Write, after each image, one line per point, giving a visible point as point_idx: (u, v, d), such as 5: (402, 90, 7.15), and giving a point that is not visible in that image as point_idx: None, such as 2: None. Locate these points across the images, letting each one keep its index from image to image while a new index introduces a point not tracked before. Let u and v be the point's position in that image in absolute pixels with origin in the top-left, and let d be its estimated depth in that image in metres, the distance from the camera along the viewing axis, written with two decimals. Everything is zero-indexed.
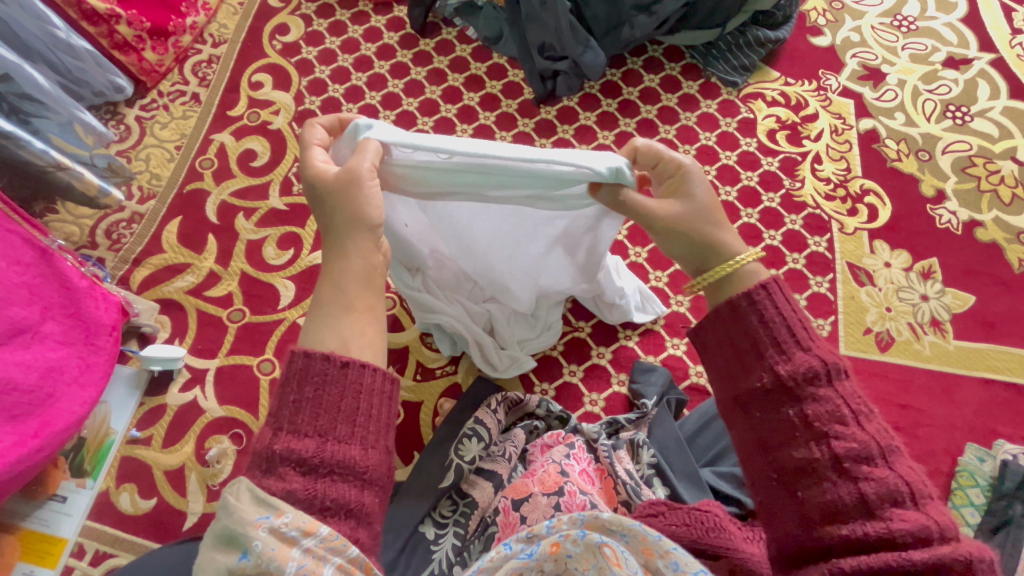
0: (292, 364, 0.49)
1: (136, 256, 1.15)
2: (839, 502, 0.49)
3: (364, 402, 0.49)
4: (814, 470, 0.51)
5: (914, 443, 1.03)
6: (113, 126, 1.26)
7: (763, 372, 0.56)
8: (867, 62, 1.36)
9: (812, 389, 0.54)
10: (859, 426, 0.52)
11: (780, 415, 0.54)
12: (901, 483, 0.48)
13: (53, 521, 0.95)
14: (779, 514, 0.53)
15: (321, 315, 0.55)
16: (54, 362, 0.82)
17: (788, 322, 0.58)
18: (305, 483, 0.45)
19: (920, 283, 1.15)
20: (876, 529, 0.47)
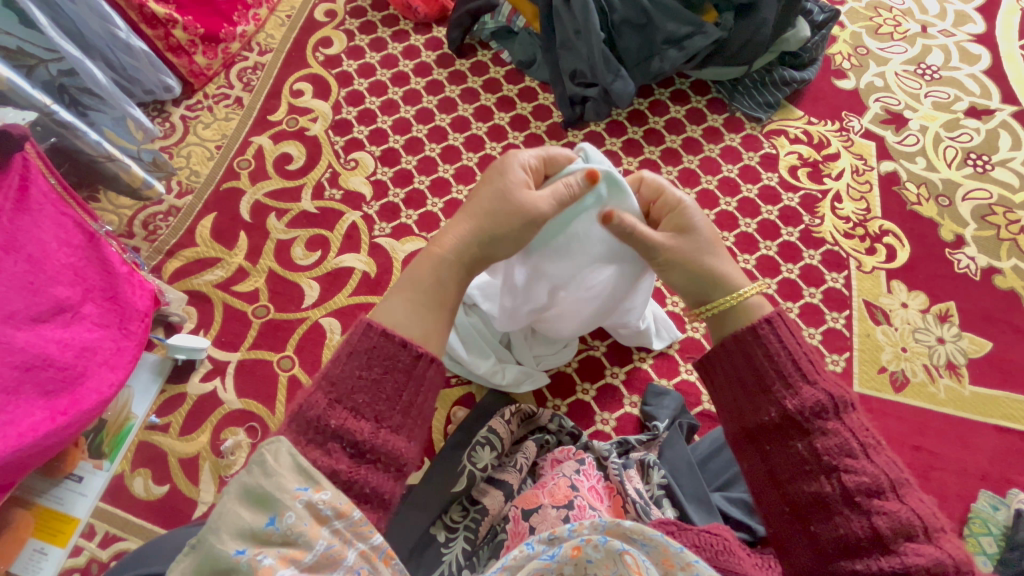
0: (365, 337, 0.52)
1: (169, 248, 1.19)
2: (852, 537, 0.50)
3: (422, 396, 0.52)
4: (825, 504, 0.52)
5: (926, 486, 1.03)
6: (159, 123, 1.32)
7: (770, 406, 0.57)
8: (890, 106, 1.39)
9: (820, 422, 0.55)
10: (868, 458, 0.52)
11: (790, 449, 0.55)
12: (913, 516, 0.49)
13: (68, 500, 0.97)
14: (794, 548, 0.54)
15: (411, 304, 0.58)
16: (88, 342, 0.85)
17: (795, 357, 0.58)
18: (350, 466, 0.47)
19: (936, 326, 1.15)
20: (891, 564, 0.48)
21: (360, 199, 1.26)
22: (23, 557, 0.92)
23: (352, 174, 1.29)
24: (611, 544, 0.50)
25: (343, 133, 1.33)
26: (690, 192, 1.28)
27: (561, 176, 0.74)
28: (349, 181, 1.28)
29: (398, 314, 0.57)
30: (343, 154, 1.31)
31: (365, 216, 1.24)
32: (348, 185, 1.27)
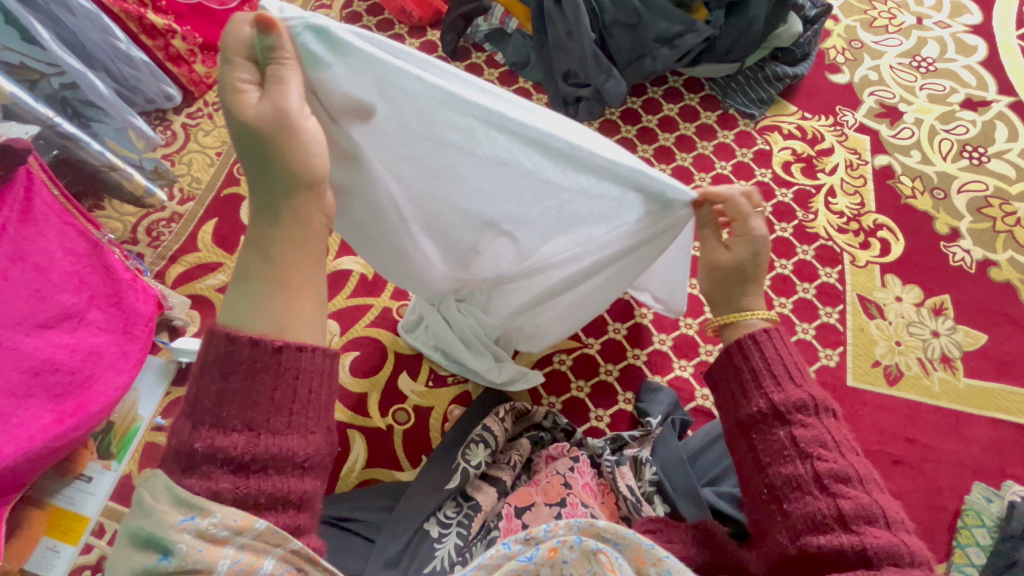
0: (212, 350, 0.47)
1: (173, 254, 1.22)
2: (819, 517, 0.52)
3: (301, 389, 0.48)
4: (798, 485, 0.54)
5: (919, 478, 1.03)
6: (161, 131, 1.35)
7: (760, 399, 0.59)
8: (885, 100, 1.39)
9: (800, 416, 0.57)
10: (840, 453, 0.55)
11: (772, 436, 0.57)
12: (876, 506, 0.51)
13: (78, 500, 0.98)
14: (771, 532, 0.55)
15: (249, 291, 0.50)
16: (94, 347, 0.87)
17: (783, 360, 0.60)
18: (235, 482, 0.44)
19: (931, 319, 1.15)
20: (851, 541, 0.50)
21: None
22: (36, 556, 0.94)
23: None
24: (585, 544, 0.52)
25: None
26: None
27: (266, 57, 0.49)
28: None
29: (249, 308, 0.49)
30: None
31: None
32: None
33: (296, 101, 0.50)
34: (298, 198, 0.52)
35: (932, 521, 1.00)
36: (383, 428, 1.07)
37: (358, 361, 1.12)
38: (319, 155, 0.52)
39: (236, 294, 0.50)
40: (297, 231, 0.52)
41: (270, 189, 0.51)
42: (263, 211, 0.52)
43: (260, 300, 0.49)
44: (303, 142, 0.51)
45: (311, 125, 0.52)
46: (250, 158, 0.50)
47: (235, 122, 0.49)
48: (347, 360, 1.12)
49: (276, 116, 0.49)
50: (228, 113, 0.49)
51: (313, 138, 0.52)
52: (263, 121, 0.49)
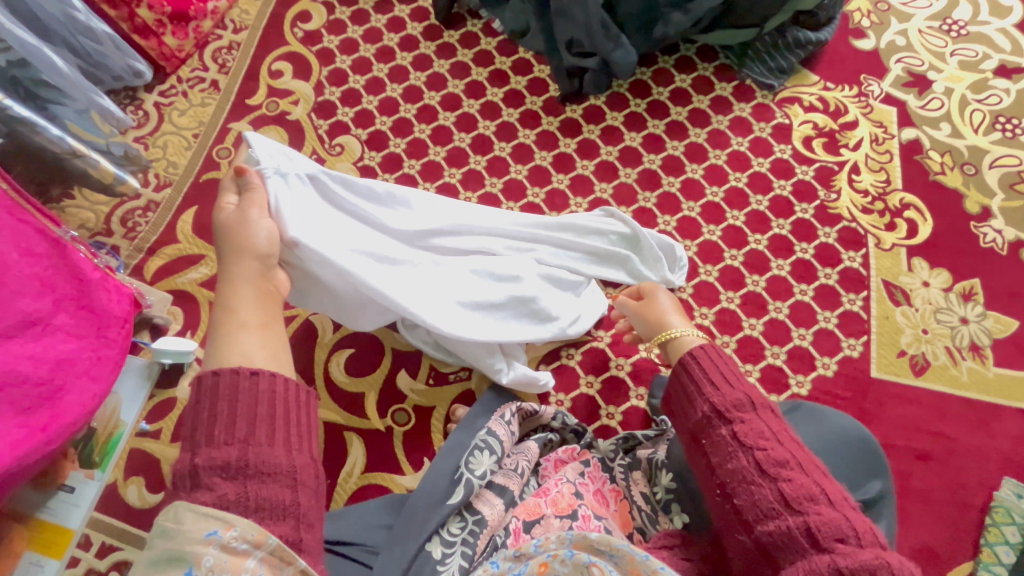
0: (203, 385, 0.57)
1: (151, 246, 1.14)
2: (769, 505, 0.59)
3: (280, 407, 0.58)
4: (748, 479, 0.61)
5: (945, 473, 0.98)
6: (131, 111, 1.24)
7: (703, 405, 0.68)
8: (913, 68, 1.29)
9: (739, 415, 0.65)
10: (779, 442, 0.62)
11: (717, 436, 0.65)
12: (815, 486, 0.58)
13: (61, 512, 0.93)
14: (731, 527, 0.62)
15: (220, 335, 0.62)
16: (65, 354, 0.80)
17: (717, 368, 0.70)
18: (235, 489, 0.53)
19: (959, 305, 1.09)
20: (796, 522, 0.56)
21: None
22: (19, 571, 0.88)
23: (338, 160, 1.21)
24: (578, 558, 0.56)
25: (327, 116, 1.25)
26: (697, 168, 1.20)
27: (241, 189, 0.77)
28: (335, 168, 1.20)
29: (222, 346, 0.61)
30: (327, 140, 1.23)
31: None
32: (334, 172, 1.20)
33: (252, 207, 0.75)
34: (250, 265, 0.70)
35: (958, 518, 0.96)
36: (382, 429, 1.01)
37: (353, 358, 1.06)
38: (263, 238, 0.73)
39: (210, 344, 0.62)
40: (256, 290, 0.68)
41: (231, 264, 0.70)
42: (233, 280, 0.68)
43: (231, 337, 0.61)
44: (253, 226, 0.73)
45: (262, 218, 0.74)
46: (223, 248, 0.71)
47: (219, 225, 0.73)
48: (341, 358, 1.06)
49: (239, 219, 0.73)
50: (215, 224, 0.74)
51: (259, 224, 0.73)
52: (230, 221, 0.73)
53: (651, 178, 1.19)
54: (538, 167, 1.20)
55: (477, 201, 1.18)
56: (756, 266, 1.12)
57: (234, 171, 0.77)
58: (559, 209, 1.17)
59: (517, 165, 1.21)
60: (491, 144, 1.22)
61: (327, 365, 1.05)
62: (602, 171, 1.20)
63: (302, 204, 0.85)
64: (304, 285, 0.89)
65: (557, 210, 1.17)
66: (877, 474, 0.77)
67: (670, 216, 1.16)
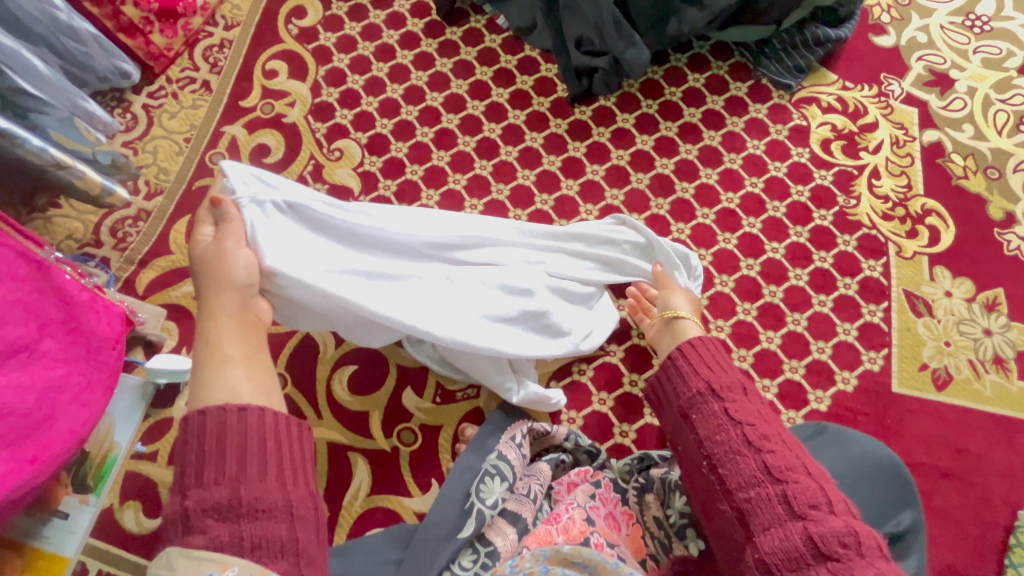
0: (188, 426, 0.58)
1: (142, 258, 1.09)
2: (752, 475, 0.64)
3: (271, 443, 0.58)
4: (732, 450, 0.67)
5: (968, 492, 0.96)
6: (119, 114, 1.18)
7: (696, 384, 0.75)
8: (935, 66, 1.24)
9: (727, 395, 0.72)
10: (763, 419, 0.68)
11: (709, 411, 0.71)
12: (796, 459, 0.64)
13: (55, 539, 0.88)
14: (714, 496, 0.67)
15: (205, 373, 0.63)
16: (53, 381, 0.75)
17: (710, 356, 0.78)
18: (229, 529, 0.52)
19: (983, 316, 1.06)
20: (776, 489, 0.61)
21: (347, 194, 1.14)
22: None
23: (337, 166, 1.16)
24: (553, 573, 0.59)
25: (324, 119, 1.20)
26: (712, 173, 1.16)
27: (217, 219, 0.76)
28: (334, 174, 1.15)
29: (205, 383, 0.62)
30: (326, 144, 1.18)
31: None
32: (333, 178, 1.15)
33: (229, 238, 0.74)
34: (229, 299, 0.70)
35: (982, 537, 0.93)
36: (389, 451, 0.98)
37: (357, 376, 1.01)
38: (240, 268, 0.72)
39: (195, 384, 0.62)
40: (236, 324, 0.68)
41: (210, 299, 0.70)
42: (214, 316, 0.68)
43: (215, 373, 0.62)
44: (229, 258, 0.72)
45: (240, 249, 0.74)
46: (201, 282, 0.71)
47: (197, 261, 0.72)
48: (344, 375, 1.01)
49: (216, 252, 0.72)
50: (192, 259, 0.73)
51: (234, 257, 0.73)
52: (205, 256, 0.72)
53: (664, 183, 1.15)
54: (546, 172, 1.16)
55: (483, 209, 1.13)
56: (774, 275, 1.08)
57: (209, 203, 0.75)
58: (568, 216, 1.13)
59: (524, 170, 1.16)
60: (497, 148, 1.17)
61: (329, 382, 1.01)
62: (612, 176, 1.15)
63: (283, 231, 0.81)
64: (293, 311, 0.84)
65: (566, 217, 1.13)
66: (907, 504, 0.73)
67: (683, 224, 1.12)
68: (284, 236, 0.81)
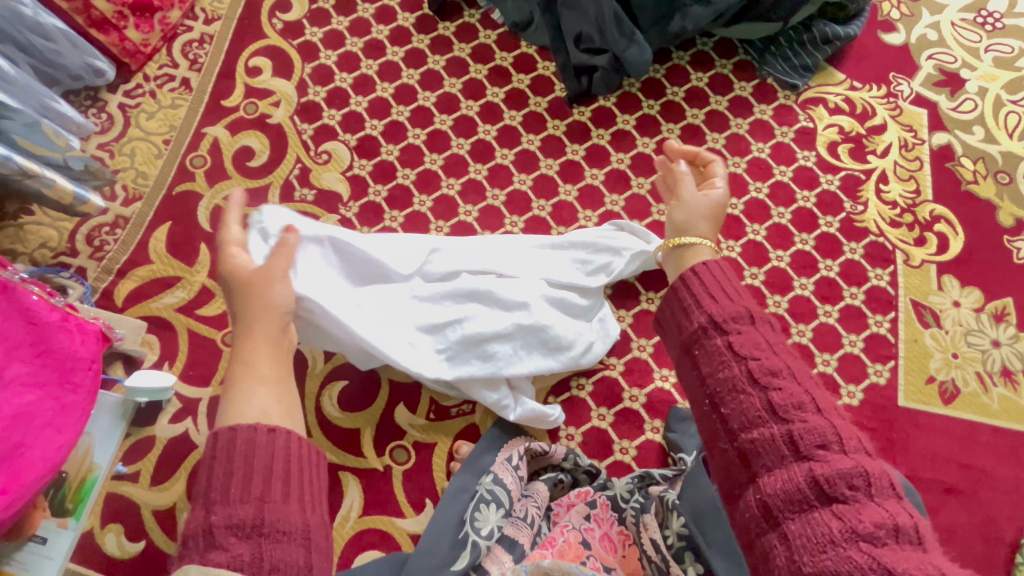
0: (218, 441, 0.54)
1: (120, 267, 1.04)
2: (755, 416, 0.50)
3: (294, 463, 0.54)
4: (736, 389, 0.52)
5: (976, 508, 0.94)
6: (93, 114, 1.12)
7: (698, 315, 0.57)
8: (945, 65, 1.20)
9: (735, 326, 0.55)
10: (773, 352, 0.53)
11: (711, 345, 0.55)
12: (805, 394, 0.50)
13: (34, 565, 0.83)
14: (714, 439, 0.53)
15: (238, 393, 0.58)
16: (22, 408, 0.71)
17: (718, 282, 0.59)
18: (250, 550, 0.48)
19: (991, 327, 1.03)
20: (780, 430, 0.49)
21: (336, 200, 1.09)
22: None
23: (325, 170, 1.11)
24: None
25: (311, 120, 1.14)
26: None
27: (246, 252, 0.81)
28: (322, 178, 1.10)
29: (234, 402, 0.57)
30: (313, 146, 1.12)
31: (343, 220, 1.08)
32: (320, 183, 1.10)
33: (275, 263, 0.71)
34: (271, 325, 0.65)
35: (988, 555, 0.91)
36: (381, 469, 0.94)
37: (348, 391, 0.98)
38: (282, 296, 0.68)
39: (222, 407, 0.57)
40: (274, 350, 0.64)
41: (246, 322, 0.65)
42: (248, 344, 0.63)
43: (245, 394, 0.58)
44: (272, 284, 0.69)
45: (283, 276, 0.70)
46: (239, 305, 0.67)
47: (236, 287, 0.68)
48: (334, 391, 0.98)
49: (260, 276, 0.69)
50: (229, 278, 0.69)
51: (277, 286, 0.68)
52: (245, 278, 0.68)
53: None
54: (543, 176, 1.11)
55: (478, 215, 1.08)
56: (779, 285, 1.05)
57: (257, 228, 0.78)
58: (566, 222, 1.08)
59: (520, 174, 1.11)
60: (492, 151, 1.12)
61: (319, 399, 0.97)
62: (612, 181, 1.11)
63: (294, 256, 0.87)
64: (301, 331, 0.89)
65: (565, 224, 1.08)
66: None
67: None
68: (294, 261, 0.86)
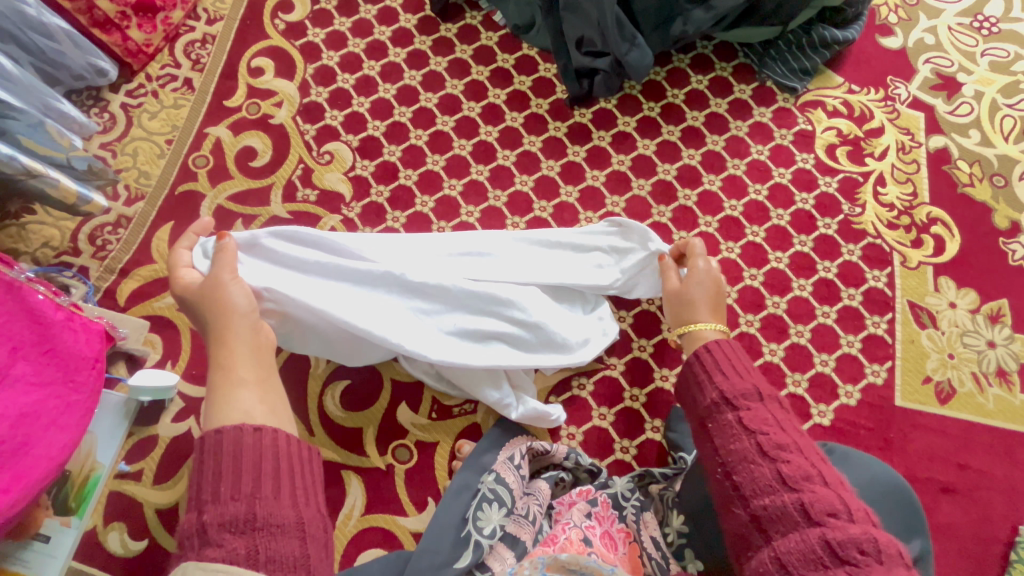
0: (206, 444, 0.55)
1: (123, 267, 1.04)
2: (766, 483, 0.57)
3: (284, 460, 0.56)
4: (744, 457, 0.60)
5: (971, 507, 0.95)
6: (95, 113, 1.12)
7: (710, 390, 0.69)
8: (942, 69, 1.21)
9: (743, 402, 0.65)
10: (782, 429, 0.62)
11: (722, 418, 0.66)
12: (812, 467, 0.57)
13: (36, 564, 0.83)
14: (726, 504, 0.60)
15: (219, 394, 0.61)
16: (27, 407, 0.70)
17: (724, 361, 0.71)
18: (246, 543, 0.49)
19: (987, 328, 1.04)
20: (791, 497, 0.55)
21: (338, 200, 1.09)
22: None
23: (327, 170, 1.11)
24: None
25: (314, 120, 1.15)
26: (715, 179, 1.12)
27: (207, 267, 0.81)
28: (324, 179, 1.11)
29: (219, 405, 0.60)
30: (315, 147, 1.13)
31: (345, 221, 1.08)
32: (323, 183, 1.10)
33: (224, 270, 0.75)
34: (243, 326, 0.70)
35: (983, 552, 0.93)
36: (383, 468, 0.95)
37: (349, 391, 0.98)
38: (241, 296, 0.73)
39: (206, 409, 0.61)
40: (251, 350, 0.68)
41: (214, 330, 0.70)
42: (220, 347, 0.67)
43: (228, 395, 0.61)
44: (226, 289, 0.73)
45: (235, 280, 0.75)
46: (206, 316, 0.72)
47: (199, 304, 0.73)
48: (337, 391, 0.98)
49: (213, 284, 0.74)
50: (192, 302, 0.74)
51: (230, 290, 0.73)
52: (205, 295, 0.73)
53: (666, 190, 1.11)
54: (545, 177, 1.12)
55: (480, 216, 1.09)
56: (778, 285, 1.06)
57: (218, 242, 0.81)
58: (567, 223, 1.09)
59: (522, 175, 1.12)
60: (494, 152, 1.13)
61: (322, 398, 0.98)
62: (613, 182, 1.12)
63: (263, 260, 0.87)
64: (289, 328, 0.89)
65: (566, 225, 1.09)
66: (916, 532, 0.73)
67: (686, 232, 1.09)
68: (266, 262, 0.87)
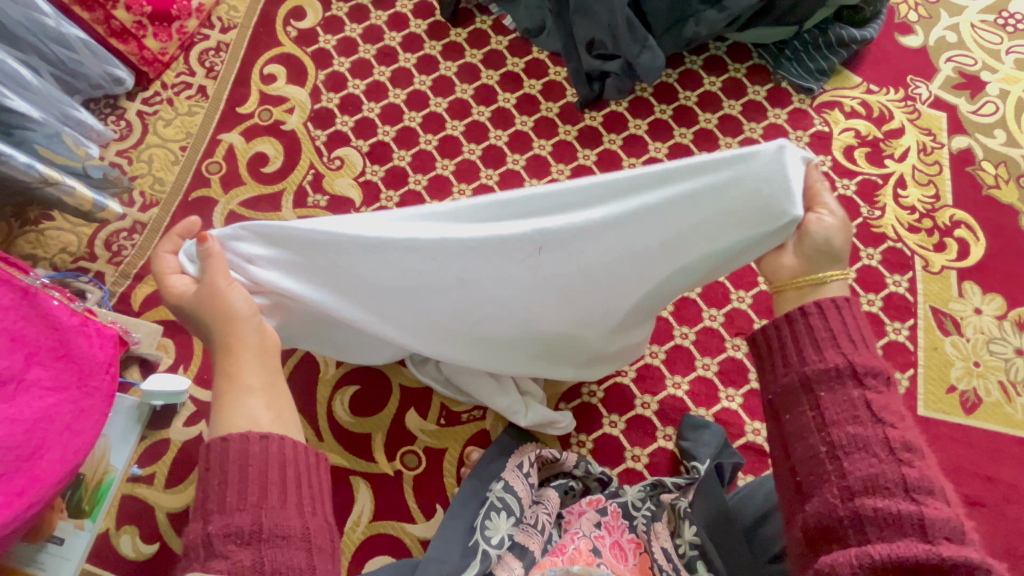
0: (210, 452, 0.54)
1: (137, 272, 1.06)
2: (878, 479, 0.47)
3: (290, 469, 0.54)
4: (865, 445, 0.48)
5: (1001, 522, 0.91)
6: (112, 121, 1.14)
7: (837, 357, 0.52)
8: (965, 67, 1.18)
9: (869, 381, 0.51)
10: (906, 422, 0.50)
11: (844, 393, 0.51)
12: (936, 481, 0.46)
13: (53, 566, 0.83)
14: (817, 483, 0.49)
15: (224, 405, 0.57)
16: (40, 412, 0.70)
17: (850, 325, 0.54)
18: (251, 555, 0.49)
19: (1014, 335, 1.00)
20: (910, 507, 0.45)
21: (348, 205, 1.10)
22: None
23: (338, 175, 1.12)
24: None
25: (325, 126, 1.15)
26: None
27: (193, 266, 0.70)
28: (334, 184, 1.11)
29: (224, 414, 0.57)
30: (326, 152, 1.13)
31: None
32: (333, 188, 1.11)
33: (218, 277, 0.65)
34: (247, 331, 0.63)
35: None
36: (392, 474, 0.94)
37: (359, 396, 0.98)
38: (241, 300, 0.64)
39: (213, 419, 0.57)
40: (258, 356, 0.62)
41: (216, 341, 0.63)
42: (225, 360, 0.61)
43: (234, 404, 0.57)
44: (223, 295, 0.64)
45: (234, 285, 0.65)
46: (202, 324, 0.64)
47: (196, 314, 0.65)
48: (346, 396, 0.98)
49: (208, 291, 0.64)
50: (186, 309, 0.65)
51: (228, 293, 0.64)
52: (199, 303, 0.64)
53: None
54: (554, 180, 1.11)
55: None
56: None
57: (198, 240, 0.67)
58: None
59: (532, 178, 1.11)
60: (504, 157, 1.13)
61: (331, 403, 0.98)
62: None
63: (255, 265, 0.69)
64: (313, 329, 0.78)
65: None
66: None
67: None
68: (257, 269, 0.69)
